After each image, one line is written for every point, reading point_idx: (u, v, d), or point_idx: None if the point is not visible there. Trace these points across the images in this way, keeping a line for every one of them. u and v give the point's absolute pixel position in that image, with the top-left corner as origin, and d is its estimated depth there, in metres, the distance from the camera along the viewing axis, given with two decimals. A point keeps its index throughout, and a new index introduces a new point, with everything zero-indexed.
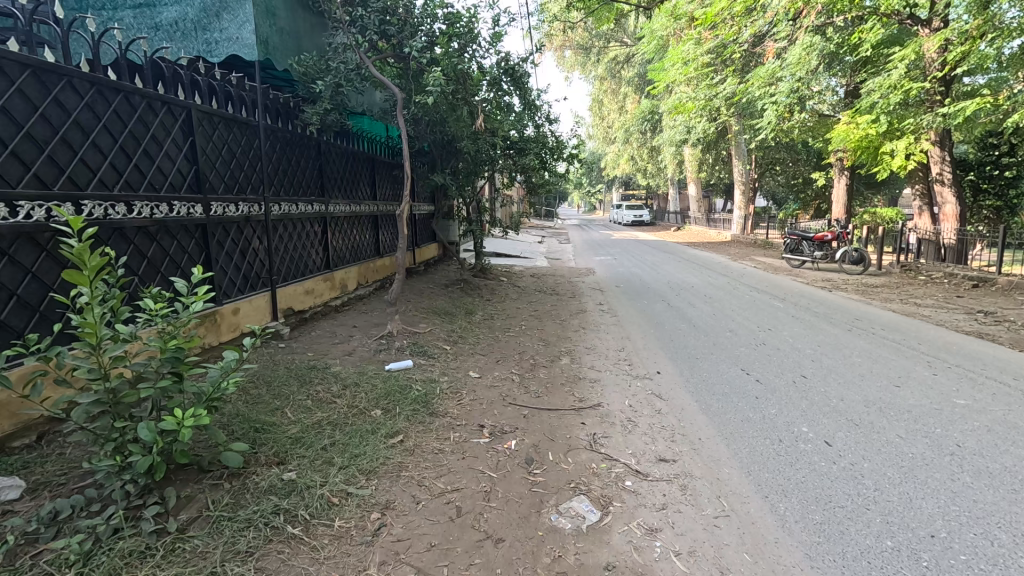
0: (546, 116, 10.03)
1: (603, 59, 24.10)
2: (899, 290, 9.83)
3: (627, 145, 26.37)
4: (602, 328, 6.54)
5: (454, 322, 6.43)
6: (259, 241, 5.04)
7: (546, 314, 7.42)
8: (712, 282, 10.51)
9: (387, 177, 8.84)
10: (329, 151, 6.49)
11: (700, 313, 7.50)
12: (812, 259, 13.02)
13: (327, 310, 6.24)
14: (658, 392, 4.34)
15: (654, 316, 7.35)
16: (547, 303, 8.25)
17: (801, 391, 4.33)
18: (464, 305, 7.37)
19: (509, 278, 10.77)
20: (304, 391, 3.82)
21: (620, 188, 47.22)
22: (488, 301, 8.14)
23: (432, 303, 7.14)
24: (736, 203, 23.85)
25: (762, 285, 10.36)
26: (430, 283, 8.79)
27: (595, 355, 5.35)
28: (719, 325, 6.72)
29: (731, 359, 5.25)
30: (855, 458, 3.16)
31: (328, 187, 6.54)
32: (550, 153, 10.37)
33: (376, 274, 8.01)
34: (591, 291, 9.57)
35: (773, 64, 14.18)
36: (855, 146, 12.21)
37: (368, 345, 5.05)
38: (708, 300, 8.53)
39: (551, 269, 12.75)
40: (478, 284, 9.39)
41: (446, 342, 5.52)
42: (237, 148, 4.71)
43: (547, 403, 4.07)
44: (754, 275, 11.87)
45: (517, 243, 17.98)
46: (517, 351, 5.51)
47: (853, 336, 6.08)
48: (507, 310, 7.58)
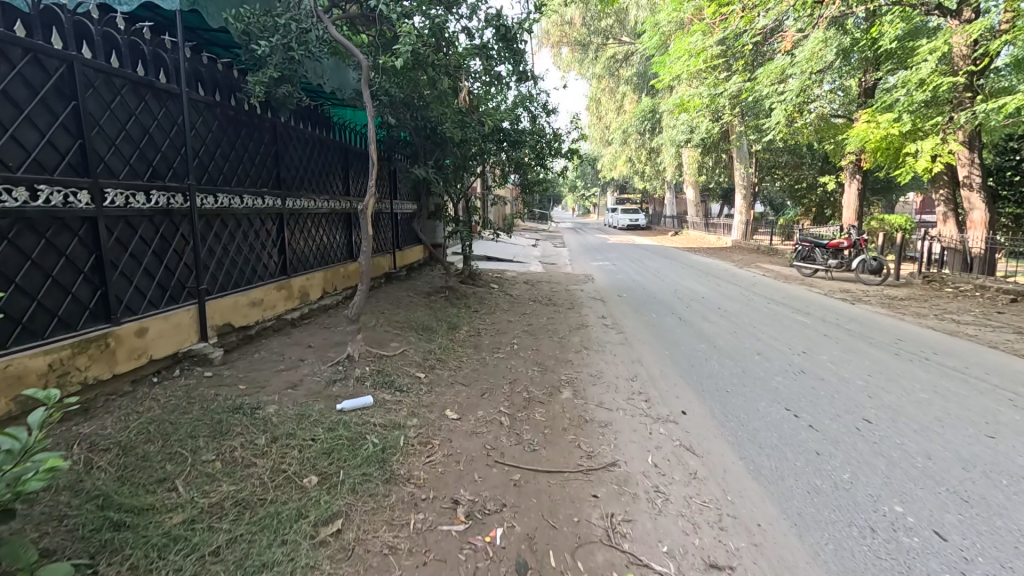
0: (542, 107, 9.06)
1: (601, 57, 23.16)
2: (927, 304, 8.97)
3: (625, 146, 25.54)
4: (607, 349, 5.56)
5: (433, 340, 5.44)
6: (183, 240, 4.02)
7: (541, 329, 6.45)
8: (724, 292, 9.57)
9: (363, 171, 7.85)
10: (285, 136, 5.47)
11: (719, 329, 6.54)
12: (825, 267, 12.15)
13: (281, 325, 5.22)
14: (688, 444, 3.37)
15: (668, 332, 6.37)
16: (542, 315, 7.28)
17: (870, 442, 3.36)
18: (446, 319, 6.38)
19: (499, 285, 9.77)
20: (216, 447, 2.81)
21: (615, 192, 46.47)
22: (475, 312, 7.16)
23: (408, 317, 6.14)
24: (736, 208, 23.08)
25: (778, 296, 9.44)
26: (410, 292, 7.79)
27: (602, 387, 4.36)
28: (744, 345, 5.75)
29: (770, 393, 4.29)
30: (991, 567, 2.20)
31: (285, 177, 5.51)
32: (546, 148, 9.40)
33: (347, 281, 7.00)
34: (591, 301, 8.61)
35: (783, 59, 13.37)
36: (874, 147, 11.34)
37: (321, 374, 4.04)
38: (724, 313, 7.56)
39: (545, 276, 11.77)
40: (465, 292, 8.42)
41: (420, 369, 4.53)
42: (150, 122, 3.70)
43: (544, 462, 3.09)
44: (766, 284, 10.95)
45: (509, 247, 17.01)
46: (507, 380, 4.53)
47: (904, 362, 5.13)
48: (497, 324, 6.60)
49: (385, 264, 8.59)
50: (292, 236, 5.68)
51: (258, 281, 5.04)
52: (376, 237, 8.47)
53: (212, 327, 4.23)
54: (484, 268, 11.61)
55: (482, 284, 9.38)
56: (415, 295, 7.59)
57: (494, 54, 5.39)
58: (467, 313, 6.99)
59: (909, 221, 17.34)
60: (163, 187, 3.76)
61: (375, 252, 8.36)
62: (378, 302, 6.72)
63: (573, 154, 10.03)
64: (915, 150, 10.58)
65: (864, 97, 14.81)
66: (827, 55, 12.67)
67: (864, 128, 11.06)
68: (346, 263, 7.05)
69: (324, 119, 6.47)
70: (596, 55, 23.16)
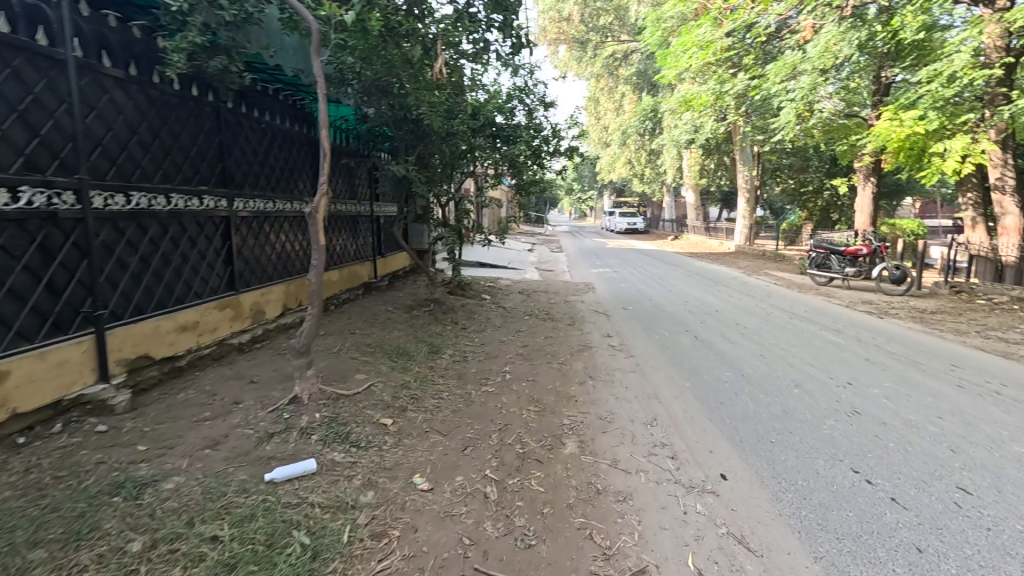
0: (538, 100, 8.18)
1: (599, 55, 22.26)
2: (962, 318, 8.13)
3: (624, 148, 24.75)
4: (617, 380, 4.67)
5: (409, 370, 4.54)
6: (74, 251, 3.11)
7: (538, 352, 5.56)
8: (738, 304, 8.71)
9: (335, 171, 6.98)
10: (231, 124, 4.59)
11: (743, 352, 5.66)
12: (842, 276, 11.33)
13: (223, 352, 4.32)
14: (738, 532, 2.49)
15: (684, 356, 5.48)
16: (539, 333, 6.40)
17: (985, 531, 2.48)
18: (427, 341, 5.49)
19: (492, 296, 8.89)
20: (62, 563, 1.91)
21: (613, 195, 45.75)
22: (462, 331, 6.27)
23: (382, 339, 5.25)
24: (739, 212, 22.32)
25: (797, 308, 8.58)
26: (390, 306, 6.91)
27: (616, 437, 3.48)
28: (778, 374, 4.87)
29: (826, 443, 3.41)
30: None
31: (232, 174, 4.61)
32: (542, 144, 8.52)
33: None
34: (592, 314, 7.73)
35: (794, 56, 12.88)
36: (897, 147, 10.49)
37: (255, 425, 3.14)
38: (745, 331, 6.70)
39: (542, 284, 10.90)
40: (453, 304, 7.55)
41: (387, 412, 3.63)
42: (18, 95, 2.80)
43: (544, 569, 2.21)
44: (781, 294, 10.12)
45: (503, 252, 16.16)
46: (495, 426, 3.64)
47: (975, 399, 4.26)
48: (487, 346, 5.70)
49: (362, 273, 7.73)
50: (241, 244, 4.78)
51: (194, 300, 4.14)
52: (352, 244, 7.60)
53: (119, 362, 3.34)
54: (475, 276, 10.71)
55: (472, 296, 8.51)
56: (394, 311, 6.70)
57: (482, 20, 4.51)
58: (453, 332, 6.11)
59: (921, 227, 16.59)
60: (42, 181, 2.86)
61: (351, 261, 7.48)
62: (349, 321, 5.83)
63: (573, 154, 9.17)
64: (941, 150, 9.77)
65: (879, 96, 14.02)
66: (843, 50, 11.91)
67: (885, 127, 10.26)
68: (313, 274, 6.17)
69: (288, 109, 5.60)
70: (594, 53, 22.38)
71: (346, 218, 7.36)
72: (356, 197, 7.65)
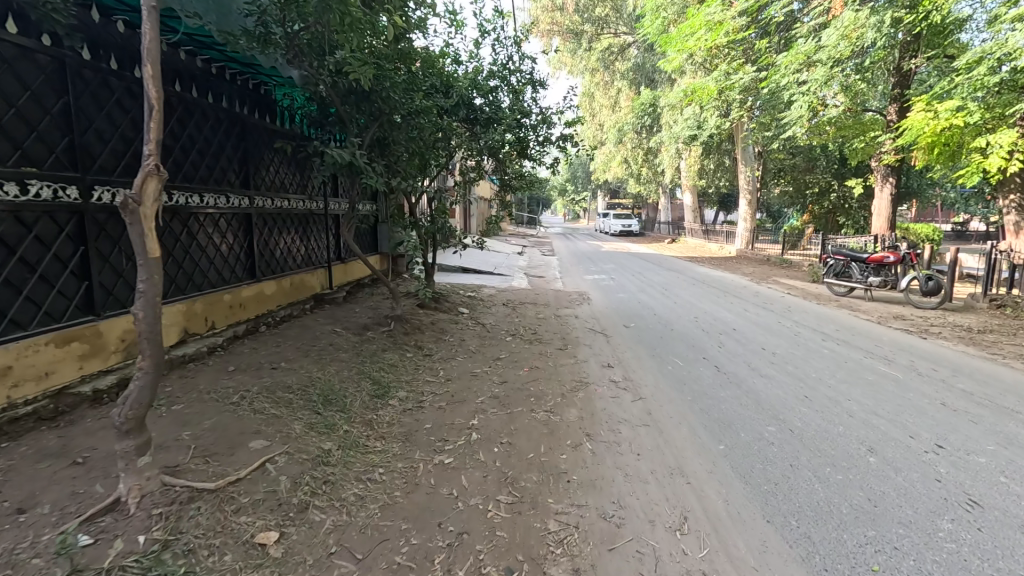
0: (526, 78, 6.93)
1: (595, 47, 21.07)
2: (1020, 340, 6.96)
3: (620, 146, 23.60)
4: (624, 443, 3.41)
5: (333, 430, 3.24)
6: None
7: (518, 393, 4.27)
8: (756, 320, 7.49)
9: (275, 160, 5.71)
10: (87, 83, 3.34)
11: (779, 392, 4.43)
12: (865, 286, 10.17)
13: (65, 407, 3.03)
14: None
15: (708, 399, 4.23)
16: (522, 363, 5.11)
17: None
18: (373, 379, 4.18)
19: (471, 309, 7.62)
20: None
21: (606, 196, 44.59)
22: (425, 361, 4.97)
23: (311, 377, 3.96)
24: (740, 214, 21.17)
25: (825, 325, 7.38)
26: (338, 326, 5.60)
27: (629, 565, 2.21)
28: (839, 433, 3.62)
29: (957, 575, 2.17)
30: None
31: (90, 152, 3.36)
32: (530, 131, 7.25)
33: (232, 317, 4.79)
34: (588, 334, 6.46)
35: (809, 42, 12.37)
36: (930, 143, 9.33)
37: (20, 566, 1.84)
38: (773, 359, 5.47)
39: (531, 294, 9.64)
40: (419, 322, 6.26)
41: (273, 519, 2.33)
42: None
43: None
44: (802, 307, 8.93)
45: (488, 256, 14.85)
46: (443, 539, 2.35)
47: None
48: (453, 384, 4.40)
49: (311, 282, 6.45)
50: (108, 251, 3.50)
51: (12, 334, 2.88)
52: (300, 247, 6.32)
53: None
54: (454, 285, 9.43)
55: (445, 310, 7.23)
56: (342, 332, 5.38)
57: None
58: (411, 364, 4.80)
59: (936, 232, 15.53)
60: None
61: (297, 268, 6.20)
62: (275, 351, 4.52)
63: (567, 145, 7.90)
64: (984, 145, 8.62)
65: (901, 89, 12.87)
66: (865, 34, 11.04)
67: (919, 118, 9.12)
68: (234, 289, 4.88)
69: (181, 69, 4.35)
70: (590, 46, 21.19)
71: (291, 217, 6.09)
72: (304, 192, 6.35)
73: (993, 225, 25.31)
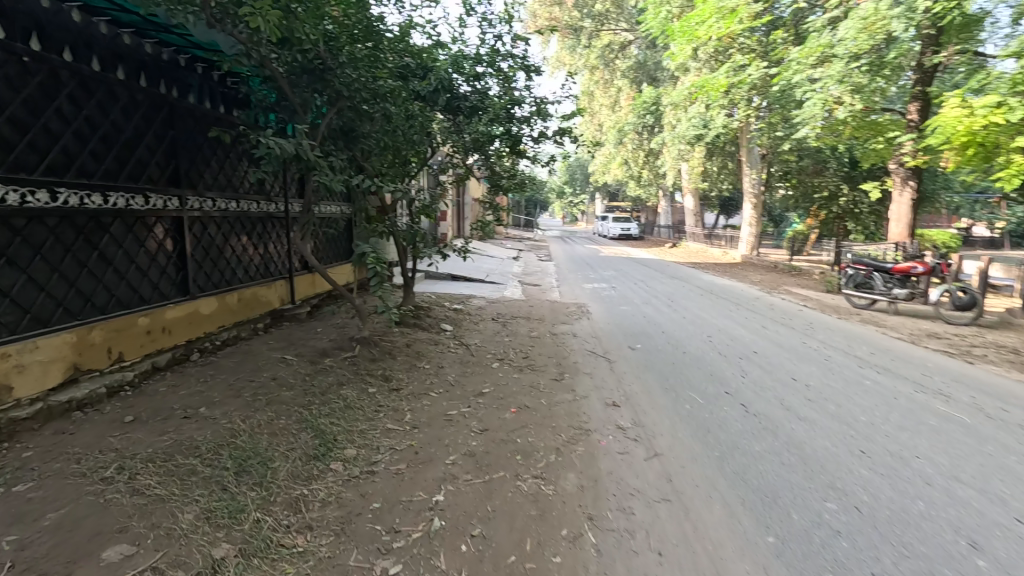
0: (519, 62, 6.05)
1: (595, 44, 20.22)
2: None
3: (621, 148, 22.77)
4: (639, 534, 2.52)
5: (238, 521, 2.34)
6: None
7: (500, 447, 3.37)
8: (778, 340, 6.61)
9: (218, 154, 4.81)
10: None
11: (828, 445, 3.54)
12: (888, 298, 9.31)
13: None
14: None
15: (741, 457, 3.35)
16: (509, 401, 4.21)
17: None
18: (315, 432, 3.29)
19: (454, 326, 6.73)
20: None
21: (604, 199, 43.76)
22: (389, 400, 4.07)
23: (230, 434, 3.07)
24: (744, 219, 20.35)
25: (856, 346, 6.50)
26: (290, 352, 4.68)
27: None
28: (921, 513, 2.74)
29: None
30: None
31: None
32: (522, 123, 6.36)
33: (151, 345, 3.90)
34: (588, 360, 5.55)
35: (825, 37, 11.79)
36: (964, 144, 8.50)
37: None
38: (809, 394, 4.58)
39: (524, 306, 8.75)
40: (391, 344, 5.36)
41: None
42: None
43: None
44: (824, 323, 8.06)
45: (480, 262, 13.94)
46: None
47: None
48: (419, 434, 3.50)
49: (266, 296, 5.54)
50: None
51: None
52: (253, 256, 5.42)
53: None
54: (439, 297, 8.53)
55: (424, 329, 6.32)
56: (294, 360, 4.48)
57: None
58: (370, 405, 3.90)
59: (954, 239, 14.70)
60: None
61: (248, 281, 5.31)
62: (198, 391, 3.61)
63: (564, 142, 7.00)
64: None
65: (923, 87, 12.04)
66: (888, 25, 10.37)
67: (954, 116, 8.23)
68: (157, 310, 3.98)
69: (91, 39, 3.46)
70: (589, 43, 20.31)
71: (240, 221, 5.19)
72: (258, 193, 5.45)
73: (1002, 229, 24.58)
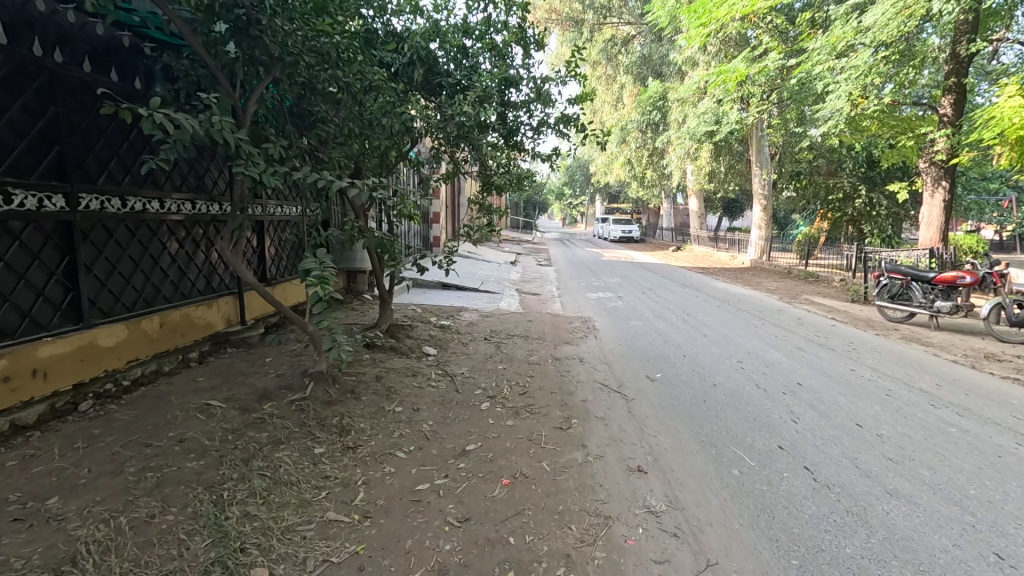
0: (514, 33, 5.02)
1: (597, 38, 19.23)
2: None
3: (623, 147, 21.76)
4: None
5: None
6: None
7: (484, 557, 2.34)
8: (822, 367, 5.59)
9: (130, 141, 3.81)
10: None
11: (948, 545, 2.53)
12: (931, 313, 8.30)
13: None
14: None
15: (832, 570, 2.33)
16: (499, 467, 3.16)
17: None
18: (214, 538, 2.25)
19: (438, 351, 5.69)
20: None
21: (604, 201, 42.75)
22: (339, 468, 3.03)
23: (73, 553, 2.04)
24: (753, 221, 19.33)
25: (916, 374, 5.47)
26: (219, 395, 3.63)
27: None
28: None
29: None
30: None
31: None
32: (518, 108, 5.32)
33: (8, 395, 2.89)
34: (599, 396, 4.52)
35: (850, 25, 10.75)
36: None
37: None
38: (889, 450, 3.57)
39: (521, 321, 7.70)
40: (354, 381, 4.31)
41: None
42: None
43: None
44: (865, 342, 7.04)
45: (474, 269, 12.89)
46: None
47: None
48: (369, 532, 2.46)
49: (206, 318, 4.54)
50: None
51: None
52: (185, 268, 4.39)
53: None
54: (424, 312, 7.49)
55: (400, 357, 5.25)
56: (219, 408, 3.42)
57: None
58: (310, 477, 2.86)
59: (983, 244, 13.68)
60: None
61: (178, 300, 4.29)
62: (60, 467, 2.58)
63: (568, 134, 5.96)
64: None
65: (957, 78, 11.03)
66: (925, 9, 9.45)
67: (1013, 105, 7.18)
68: (26, 347, 2.99)
69: None
70: (590, 37, 19.31)
71: (167, 227, 4.20)
72: (191, 191, 4.43)
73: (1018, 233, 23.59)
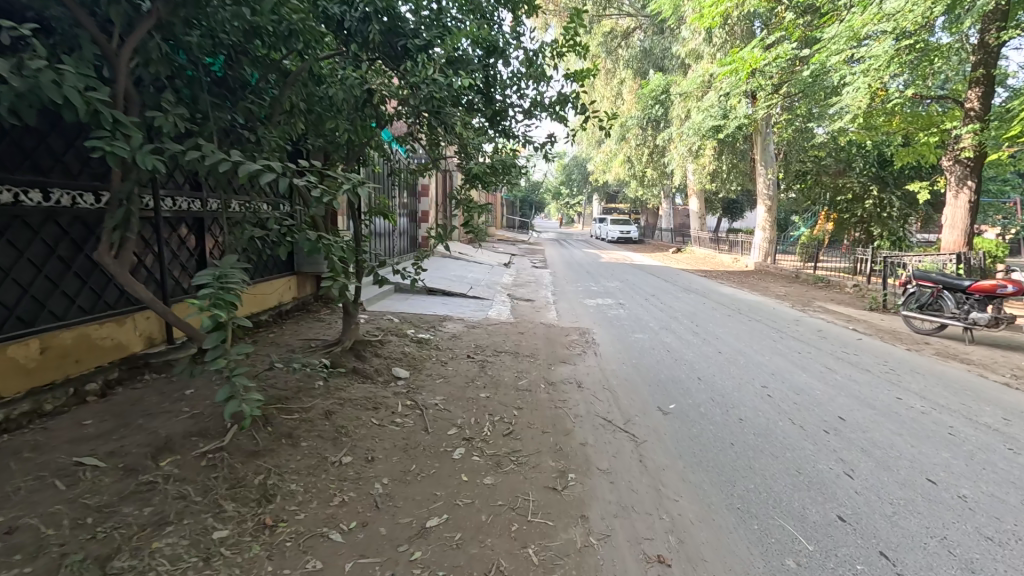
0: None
1: (596, 30, 18.39)
2: None
3: (623, 144, 20.91)
4: None
5: None
6: None
7: None
8: (863, 395, 4.75)
9: None
10: None
11: None
12: (966, 325, 7.49)
13: None
14: None
15: None
16: (468, 560, 2.31)
17: None
18: None
19: (411, 374, 4.82)
20: None
21: (601, 200, 41.94)
22: (240, 566, 2.16)
23: None
24: (758, 223, 18.53)
25: (976, 403, 4.63)
26: (103, 447, 2.76)
27: None
28: None
29: None
30: None
31: None
32: (506, 83, 4.47)
33: None
34: (602, 437, 3.67)
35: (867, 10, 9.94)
36: None
37: None
38: (985, 524, 2.71)
39: (513, 333, 6.84)
40: (294, 422, 3.42)
41: None
42: None
43: None
44: (901, 359, 6.21)
45: (464, 272, 12.03)
46: None
47: None
48: None
49: (116, 338, 3.69)
50: None
51: None
52: (85, 275, 3.53)
53: None
54: (402, 323, 6.61)
55: (361, 384, 4.36)
56: (97, 470, 2.58)
57: None
58: None
59: (1002, 248, 12.17)
60: None
61: (75, 316, 3.44)
62: None
63: (566, 118, 5.08)
64: None
65: (986, 69, 10.23)
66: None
67: None
68: None
69: None
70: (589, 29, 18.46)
71: (58, 224, 3.35)
72: (95, 181, 3.58)
73: None
